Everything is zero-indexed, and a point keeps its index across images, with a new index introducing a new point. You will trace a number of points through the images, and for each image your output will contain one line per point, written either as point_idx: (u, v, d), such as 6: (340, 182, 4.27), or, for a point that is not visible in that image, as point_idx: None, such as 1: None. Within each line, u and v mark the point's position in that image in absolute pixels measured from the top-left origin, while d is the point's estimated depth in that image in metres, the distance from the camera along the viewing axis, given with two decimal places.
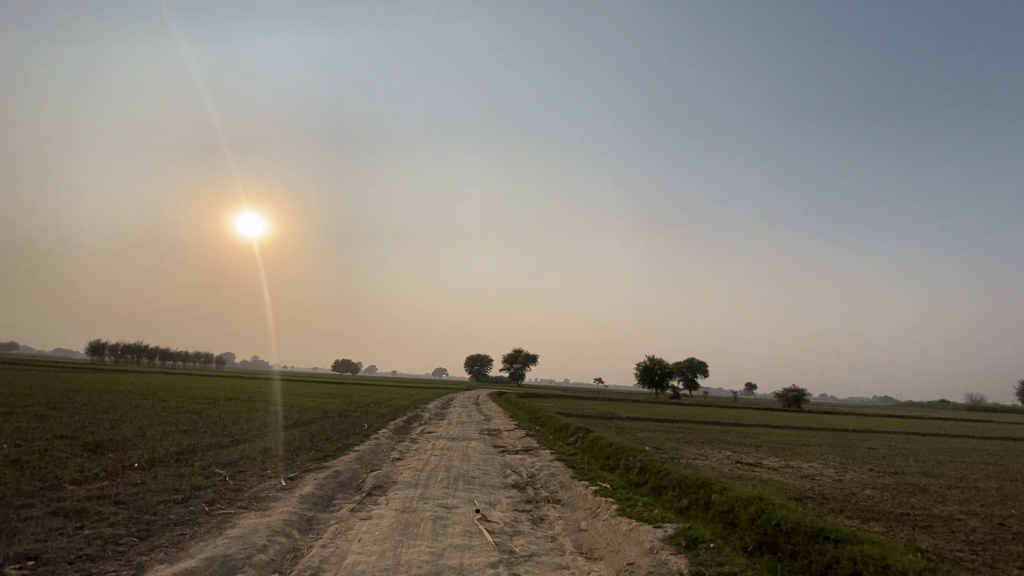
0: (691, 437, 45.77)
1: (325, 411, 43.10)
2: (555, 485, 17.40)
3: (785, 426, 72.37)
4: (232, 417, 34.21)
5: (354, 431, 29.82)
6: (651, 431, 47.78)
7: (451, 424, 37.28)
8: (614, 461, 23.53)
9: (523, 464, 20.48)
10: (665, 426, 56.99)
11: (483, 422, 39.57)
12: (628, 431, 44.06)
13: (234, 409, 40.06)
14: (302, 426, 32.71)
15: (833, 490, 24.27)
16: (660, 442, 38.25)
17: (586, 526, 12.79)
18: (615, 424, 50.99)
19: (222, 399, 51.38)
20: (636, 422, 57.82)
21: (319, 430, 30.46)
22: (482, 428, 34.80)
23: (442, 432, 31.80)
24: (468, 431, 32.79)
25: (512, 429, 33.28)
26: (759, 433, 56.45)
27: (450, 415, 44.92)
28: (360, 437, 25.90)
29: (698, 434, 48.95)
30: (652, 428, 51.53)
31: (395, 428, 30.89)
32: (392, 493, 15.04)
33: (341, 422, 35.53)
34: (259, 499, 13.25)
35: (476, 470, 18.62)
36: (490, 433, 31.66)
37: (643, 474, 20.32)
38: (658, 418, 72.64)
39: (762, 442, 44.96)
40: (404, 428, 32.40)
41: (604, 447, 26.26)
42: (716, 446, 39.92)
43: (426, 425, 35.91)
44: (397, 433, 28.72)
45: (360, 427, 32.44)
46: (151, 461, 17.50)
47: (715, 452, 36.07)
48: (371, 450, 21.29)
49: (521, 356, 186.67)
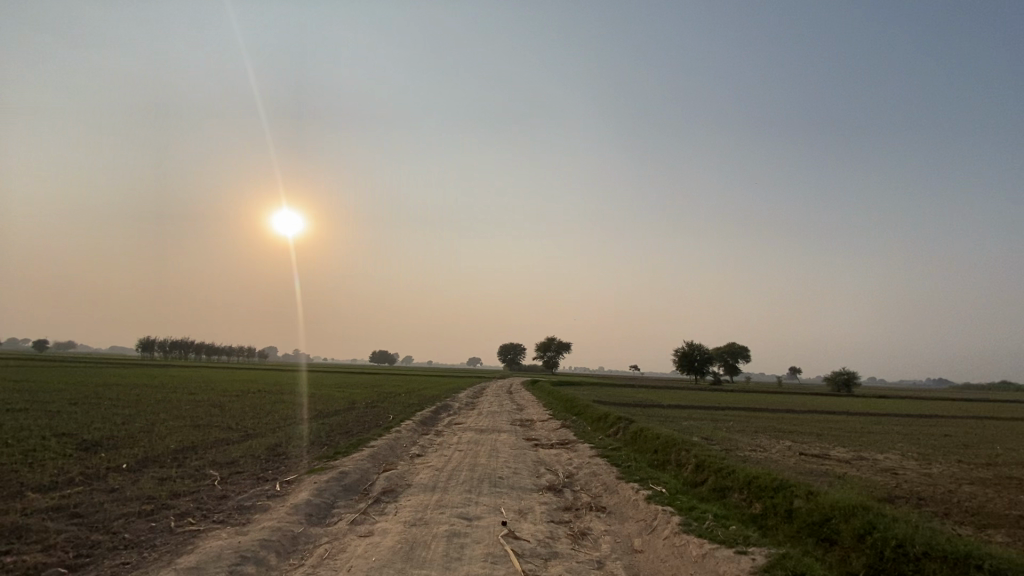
0: (741, 426, 42.06)
1: (352, 403, 41.45)
2: (597, 487, 14.64)
3: (842, 412, 67.18)
4: (253, 410, 32.85)
5: (377, 423, 27.81)
6: (697, 419, 44.22)
7: (481, 414, 34.99)
8: (664, 456, 20.58)
9: (558, 461, 17.79)
10: (711, 413, 53.29)
11: (515, 412, 37.13)
12: (672, 420, 40.76)
13: (259, 402, 38.94)
14: (325, 418, 31.01)
15: (926, 486, 20.61)
16: (709, 432, 34.88)
17: (641, 547, 10.00)
18: (658, 412, 47.63)
19: (253, 392, 50.83)
20: (680, 410, 54.21)
21: (341, 423, 28.60)
22: (515, 419, 32.35)
23: (471, 423, 29.41)
24: (499, 422, 30.32)
25: (547, 420, 30.63)
26: (815, 420, 51.97)
27: (481, 404, 42.67)
28: (380, 430, 23.77)
29: (748, 422, 45.13)
30: (698, 417, 47.90)
31: (420, 420, 28.76)
32: (403, 500, 12.55)
33: (366, 414, 33.70)
34: (241, 510, 11.06)
35: (505, 469, 16.02)
36: (523, 425, 29.11)
37: (700, 472, 17.33)
38: (701, 405, 68.84)
39: (822, 431, 40.88)
40: (431, 420, 30.23)
41: (650, 440, 23.29)
42: (772, 435, 36.21)
43: (454, 416, 33.69)
44: (421, 425, 26.47)
45: (384, 418, 30.43)
46: (141, 463, 15.70)
47: (772, 443, 32.50)
48: (388, 446, 19.04)
49: (554, 344, 184.22)
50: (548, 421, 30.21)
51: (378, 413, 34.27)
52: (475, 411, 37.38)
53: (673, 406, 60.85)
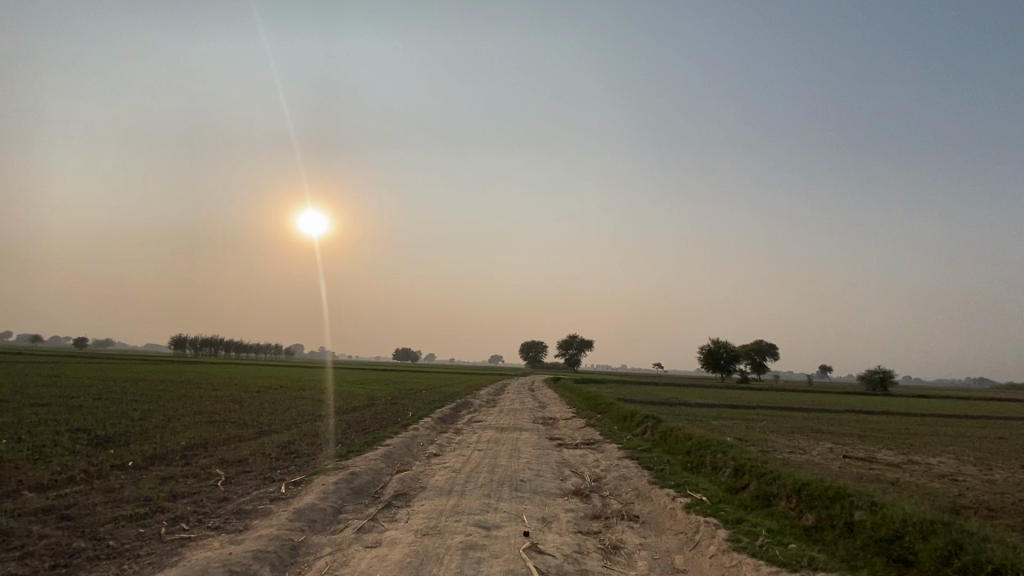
0: (774, 426, 40.02)
1: (372, 399, 40.86)
2: (629, 493, 13.37)
3: (880, 413, 64.03)
4: (272, 406, 32.44)
5: (395, 420, 27.00)
6: (728, 419, 42.27)
7: (502, 412, 33.94)
8: (698, 458, 19.14)
9: (584, 463, 16.55)
10: (741, 413, 51.18)
11: (537, 409, 35.96)
12: (701, 419, 39.04)
13: (280, 398, 38.68)
14: (343, 415, 30.37)
15: (991, 495, 18.72)
16: (742, 432, 33.11)
17: (684, 566, 8.77)
18: (685, 411, 45.89)
19: (274, 389, 50.78)
20: (708, 409, 52.22)
21: (359, 420, 27.87)
22: (537, 417, 31.15)
23: (492, 421, 28.34)
24: (521, 420, 29.17)
25: (570, 419, 29.38)
26: (853, 420, 49.44)
27: (502, 402, 41.64)
28: (397, 428, 22.88)
29: (782, 422, 43.03)
30: (728, 416, 45.94)
31: (439, 417, 27.81)
32: (416, 505, 11.49)
33: (385, 410, 33.00)
34: (240, 515, 10.15)
35: (528, 471, 14.86)
36: (546, 423, 27.92)
37: (741, 476, 15.91)
38: (729, 404, 66.61)
39: (863, 432, 38.61)
40: (450, 417, 29.26)
41: (682, 440, 21.82)
42: (810, 436, 34.23)
43: (475, 414, 32.69)
44: (440, 423, 25.50)
45: (402, 415, 29.61)
46: (147, 461, 15.04)
47: (811, 444, 30.62)
48: (404, 445, 18.09)
49: (576, 342, 182.49)
50: (572, 419, 28.93)
51: (398, 409, 33.55)
52: (496, 409, 36.33)
53: (700, 405, 58.84)
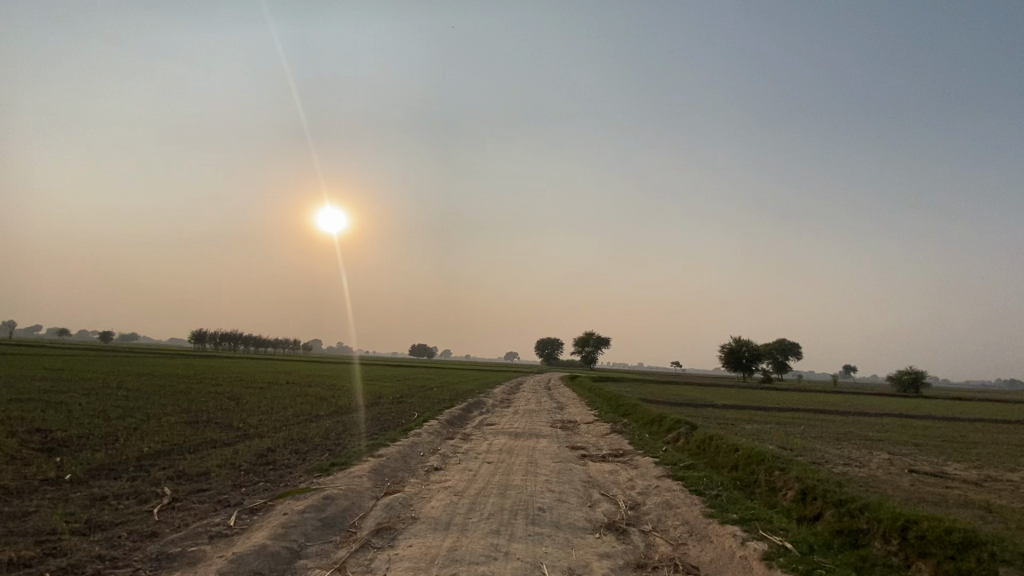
0: (815, 432, 36.56)
1: (379, 398, 38.43)
2: (679, 528, 10.42)
3: (922, 416, 59.73)
4: (269, 404, 30.08)
5: (398, 422, 24.29)
6: (763, 424, 38.88)
7: (517, 414, 31.03)
8: (749, 478, 16.12)
9: (616, 483, 13.62)
10: (774, 416, 47.55)
11: (555, 411, 32.97)
12: (735, 424, 35.71)
13: (282, 394, 36.55)
14: (345, 414, 27.94)
15: None
16: (783, 440, 29.79)
17: None
18: (715, 414, 42.46)
19: (279, 384, 48.60)
20: (738, 412, 48.76)
21: (360, 421, 25.38)
22: (556, 420, 28.30)
23: (505, 425, 25.48)
24: (538, 424, 26.36)
25: (592, 423, 26.35)
26: (896, 426, 45.62)
27: (518, 402, 38.86)
28: (398, 432, 20.11)
29: (821, 427, 39.54)
30: (762, 420, 42.50)
31: (447, 420, 25.01)
32: (401, 547, 8.66)
33: (391, 410, 30.53)
34: (158, 564, 7.49)
35: (547, 495, 12.00)
36: (567, 428, 25.04)
37: (813, 504, 12.92)
38: (758, 406, 62.77)
39: (915, 439, 35.01)
40: (459, 420, 26.49)
41: (726, 452, 18.83)
42: (859, 445, 30.83)
43: (487, 416, 29.94)
44: (447, 426, 22.80)
45: (407, 416, 26.88)
46: (89, 476, 12.51)
47: (864, 454, 27.33)
48: (401, 454, 15.36)
49: (593, 339, 178.86)
50: (595, 424, 26.01)
51: (405, 409, 31.03)
52: (510, 409, 33.59)
53: (728, 406, 55.25)
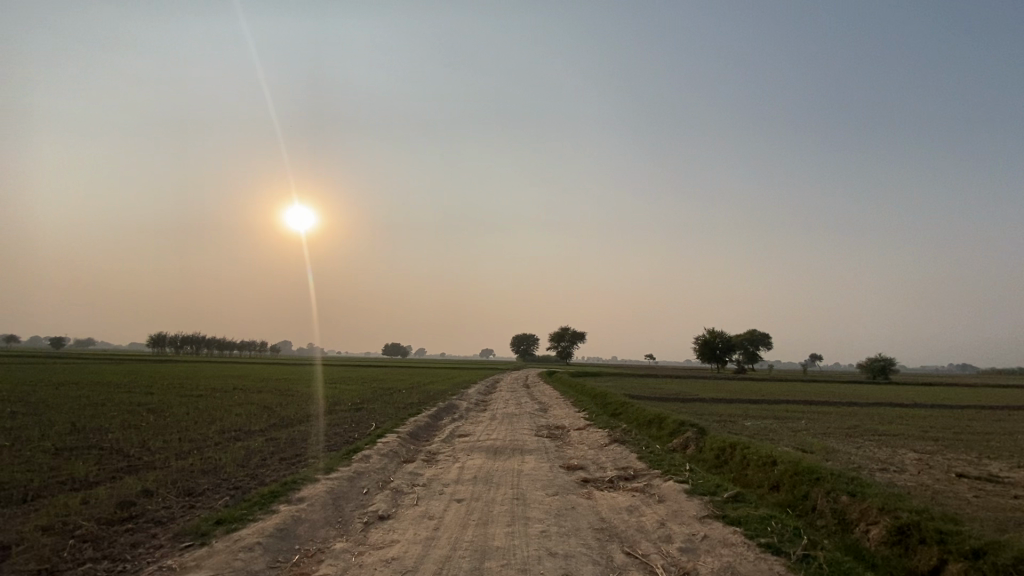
0: (821, 428, 33.44)
1: (336, 403, 33.66)
2: None
3: (912, 404, 58.05)
4: (194, 418, 24.75)
5: (347, 438, 19.52)
6: (762, 420, 35.60)
7: (495, 421, 26.61)
8: (805, 505, 12.22)
9: (643, 531, 9.41)
10: (768, 410, 44.56)
11: (539, 415, 28.65)
12: (738, 424, 32.18)
13: (221, 404, 31.39)
14: (288, 425, 23.13)
15: None
16: (796, 441, 26.35)
17: None
18: (710, 411, 38.99)
19: (222, 390, 42.76)
20: (731, 406, 45.60)
21: (303, 435, 20.61)
22: (542, 427, 24.06)
23: (481, 436, 21.02)
24: (520, 434, 22.01)
25: (585, 430, 22.13)
26: (895, 416, 43.24)
27: (496, 404, 34.60)
28: (343, 454, 15.44)
29: (824, 422, 36.54)
30: (759, 416, 39.24)
31: (410, 433, 20.36)
32: None
33: (347, 419, 25.90)
34: None
35: (548, 568, 7.66)
36: (556, 437, 20.82)
37: (926, 554, 9.09)
38: (744, 399, 60.08)
39: (929, 432, 32.17)
40: (426, 432, 21.89)
41: (761, 468, 15.01)
42: (876, 442, 27.65)
43: (460, 424, 25.50)
44: (407, 441, 18.28)
45: (362, 429, 22.13)
46: None
47: (890, 454, 24.10)
48: (331, 495, 10.76)
49: (569, 335, 176.05)
50: (588, 430, 21.93)
51: (363, 418, 26.35)
52: (486, 414, 29.18)
53: (718, 401, 52.11)
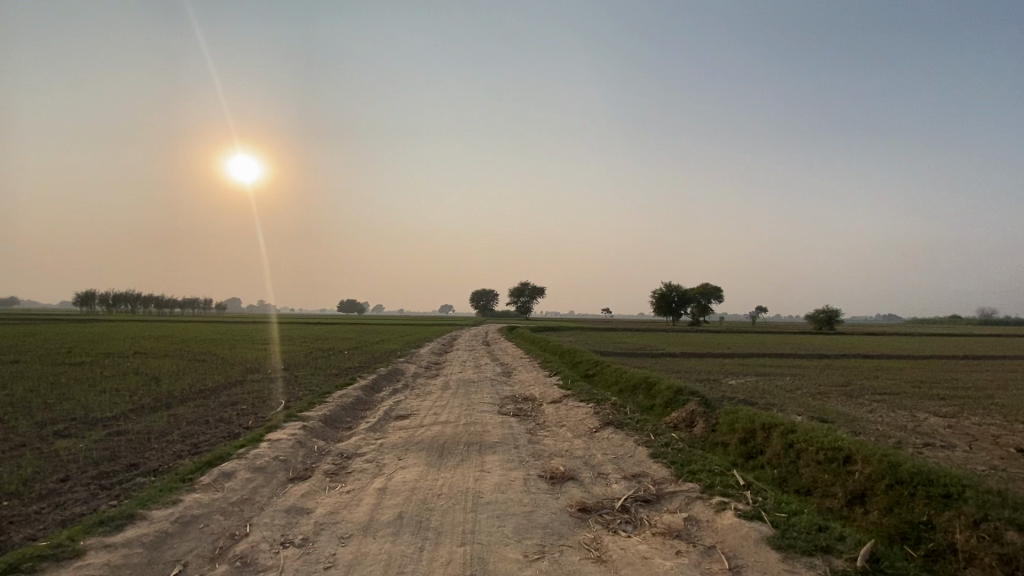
0: (812, 386, 30.15)
1: (250, 370, 27.16)
2: None
3: (879, 355, 56.74)
4: (29, 400, 18.00)
5: (228, 432, 13.60)
6: (748, 379, 31.87)
7: (447, 391, 21.27)
8: (940, 546, 7.71)
9: None
10: (745, 366, 41.47)
11: (501, 381, 23.50)
12: (725, 384, 28.34)
13: (93, 377, 24.39)
14: (158, 410, 16.77)
15: None
16: (801, 407, 22.51)
17: None
18: (689, 369, 35.23)
19: (116, 355, 35.23)
20: (706, 363, 41.99)
21: (169, 426, 14.40)
22: (506, 400, 18.77)
23: (425, 419, 15.52)
24: (479, 412, 16.59)
25: (561, 404, 17.06)
26: (872, 370, 41.07)
27: (450, 368, 29.06)
28: (191, 471, 9.62)
29: (811, 379, 33.42)
30: (740, 373, 35.77)
31: (323, 419, 14.65)
32: None
33: (252, 395, 19.66)
34: None
35: None
36: (525, 417, 15.60)
37: None
38: (711, 352, 57.64)
39: (927, 390, 29.38)
40: (349, 414, 16.18)
41: (829, 469, 10.45)
42: (884, 405, 24.30)
43: (400, 397, 19.97)
44: (310, 436, 12.48)
45: (261, 412, 16.21)
46: None
47: (912, 421, 20.58)
48: None
49: (529, 289, 172.31)
50: (566, 404, 16.81)
51: (274, 394, 20.21)
52: (437, 383, 23.61)
53: (688, 356, 48.85)
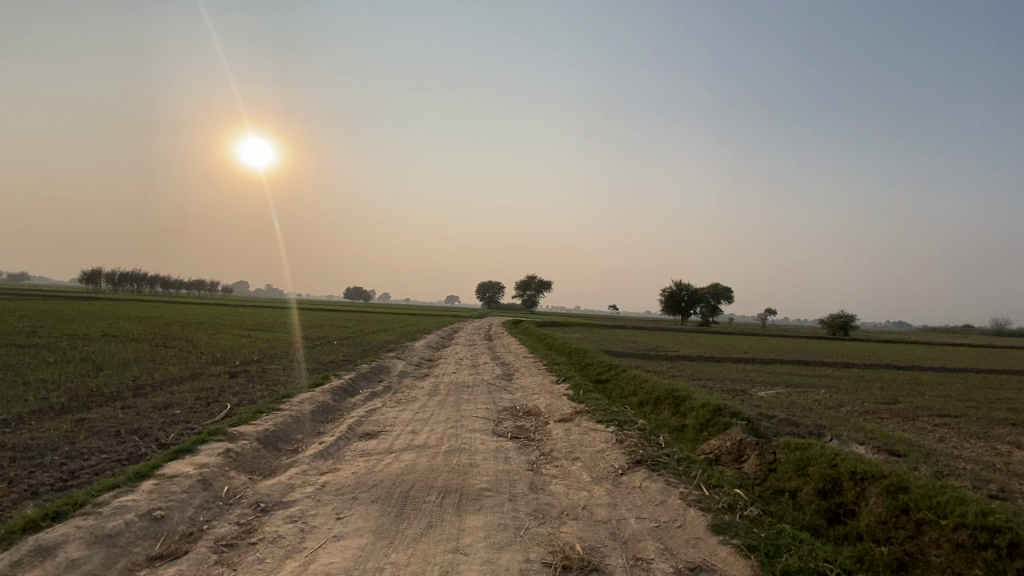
0: (856, 403, 26.41)
1: (215, 361, 23.71)
2: None
3: (907, 366, 52.71)
4: None
5: (127, 456, 10.12)
6: (780, 391, 28.12)
7: (435, 398, 17.74)
8: None
9: None
10: (769, 374, 37.69)
11: (499, 388, 19.90)
12: (756, 397, 24.71)
13: (28, 362, 21.03)
14: (66, 413, 13.32)
15: None
16: (858, 431, 18.81)
17: None
18: (711, 376, 31.50)
19: (79, 337, 31.95)
20: (727, 369, 38.14)
21: (57, 441, 10.92)
22: (504, 415, 15.19)
23: (396, 440, 11.97)
24: (468, 431, 13.06)
25: (571, 425, 13.46)
26: (911, 383, 37.15)
27: (442, 368, 25.48)
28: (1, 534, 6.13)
29: (851, 393, 29.63)
30: (768, 382, 32.02)
31: (262, 438, 11.14)
32: None
33: (198, 395, 16.17)
34: None
35: None
36: (526, 443, 12.05)
37: None
38: (727, 356, 53.79)
39: (991, 413, 25.52)
40: (302, 429, 12.66)
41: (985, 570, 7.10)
42: (952, 431, 20.55)
43: (377, 405, 16.46)
44: (227, 469, 8.93)
45: (192, 423, 12.72)
46: None
47: (998, 456, 16.87)
48: None
49: (536, 283, 168.52)
50: (578, 426, 13.21)
51: (226, 394, 16.69)
52: (424, 387, 19.99)
53: (706, 360, 45.13)
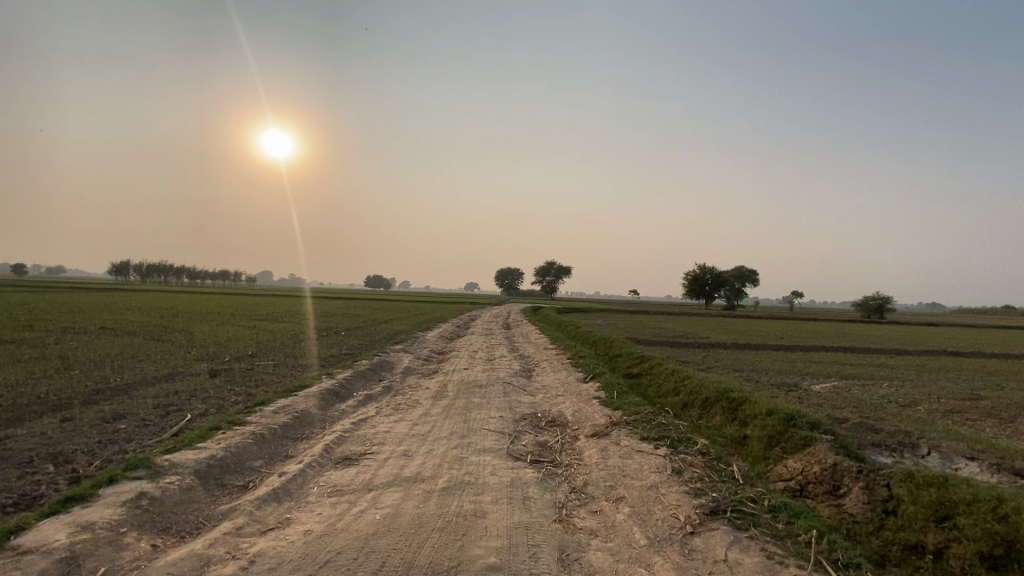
0: (930, 399, 22.77)
1: (200, 358, 21.27)
2: None
3: (966, 353, 47.85)
4: None
5: (7, 501, 7.47)
6: (838, 385, 24.52)
7: (440, 403, 14.88)
8: None
9: None
10: (815, 363, 34.05)
11: (516, 387, 16.99)
12: (815, 394, 21.29)
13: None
14: None
15: None
16: (955, 439, 15.34)
17: None
18: (755, 367, 28.12)
19: (70, 331, 29.96)
20: (768, 358, 34.59)
21: None
22: (523, 427, 12.24)
23: (379, 469, 9.11)
24: (476, 453, 10.16)
25: (607, 445, 10.44)
26: (979, 373, 33.09)
27: (453, 362, 22.65)
28: None
29: (918, 387, 25.93)
30: (819, 374, 28.46)
31: (198, 470, 8.38)
32: None
33: (158, 402, 13.55)
34: None
35: None
36: (550, 474, 9.08)
37: None
38: (763, 343, 49.97)
39: None
40: (263, 452, 9.91)
41: None
42: None
43: (369, 412, 13.67)
44: (120, 534, 6.18)
45: (127, 444, 10.07)
46: None
47: None
48: None
49: (555, 268, 164.91)
50: (618, 447, 10.18)
51: (192, 400, 14.09)
52: (429, 388, 17.11)
53: (742, 348, 41.50)
